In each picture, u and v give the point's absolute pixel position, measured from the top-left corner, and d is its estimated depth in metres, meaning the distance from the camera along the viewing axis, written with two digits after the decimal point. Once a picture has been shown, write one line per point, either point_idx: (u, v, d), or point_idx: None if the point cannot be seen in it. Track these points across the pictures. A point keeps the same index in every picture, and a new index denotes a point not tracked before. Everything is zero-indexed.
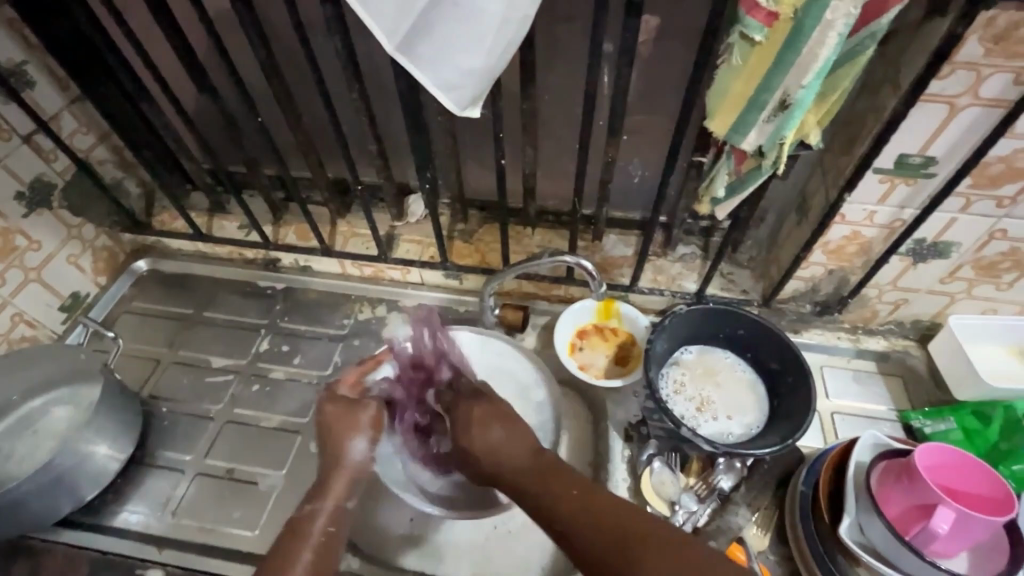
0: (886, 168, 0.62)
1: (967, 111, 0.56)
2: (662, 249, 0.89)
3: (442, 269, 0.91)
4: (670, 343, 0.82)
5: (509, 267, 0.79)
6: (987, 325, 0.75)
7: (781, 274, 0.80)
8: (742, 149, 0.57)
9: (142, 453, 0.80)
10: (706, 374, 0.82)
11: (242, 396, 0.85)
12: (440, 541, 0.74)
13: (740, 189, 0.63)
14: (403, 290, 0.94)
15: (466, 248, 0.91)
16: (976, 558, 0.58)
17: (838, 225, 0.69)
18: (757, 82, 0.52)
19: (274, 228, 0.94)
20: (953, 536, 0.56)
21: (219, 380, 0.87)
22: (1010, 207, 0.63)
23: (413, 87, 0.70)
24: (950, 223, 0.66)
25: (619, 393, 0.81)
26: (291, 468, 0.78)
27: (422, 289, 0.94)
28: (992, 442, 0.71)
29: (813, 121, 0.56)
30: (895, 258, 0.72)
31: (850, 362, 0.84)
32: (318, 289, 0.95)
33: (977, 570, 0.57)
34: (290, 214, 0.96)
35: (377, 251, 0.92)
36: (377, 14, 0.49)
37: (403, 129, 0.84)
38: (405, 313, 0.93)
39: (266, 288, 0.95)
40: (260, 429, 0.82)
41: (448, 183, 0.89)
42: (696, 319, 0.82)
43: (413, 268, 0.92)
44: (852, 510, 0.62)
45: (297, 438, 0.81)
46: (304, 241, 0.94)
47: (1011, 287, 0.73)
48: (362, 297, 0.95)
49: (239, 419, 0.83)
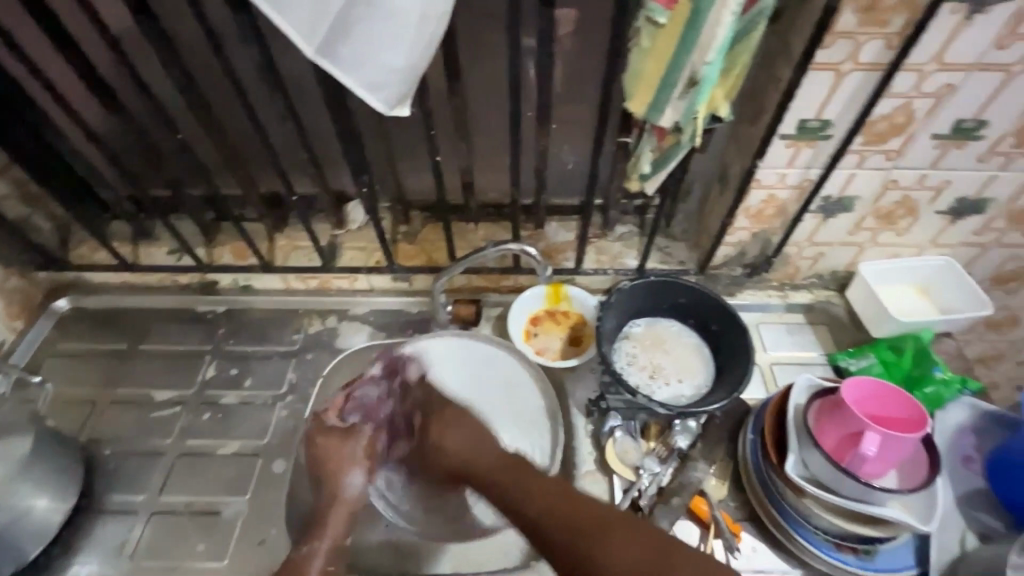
0: (790, 133, 0.67)
1: (851, 75, 0.61)
2: (601, 231, 0.93)
3: (389, 272, 0.91)
4: (618, 319, 0.85)
5: (456, 261, 0.80)
6: (892, 268, 0.84)
7: (711, 242, 0.85)
8: (661, 126, 0.60)
9: (88, 500, 0.77)
10: (655, 343, 0.86)
11: (193, 426, 0.82)
12: (417, 541, 0.74)
13: (665, 165, 0.66)
14: (351, 299, 0.94)
15: (410, 250, 0.92)
16: (908, 476, 0.63)
17: (756, 190, 0.75)
18: (666, 62, 0.55)
19: (207, 250, 0.93)
20: (882, 455, 0.62)
21: (165, 413, 0.84)
22: (898, 159, 0.70)
23: (337, 91, 0.69)
24: (850, 179, 0.73)
25: (575, 372, 0.84)
26: (254, 492, 0.77)
27: (371, 295, 0.93)
28: (906, 371, 0.79)
29: (721, 95, 0.59)
30: (809, 216, 0.78)
31: (782, 316, 0.91)
32: (263, 307, 0.93)
33: (907, 486, 0.63)
34: (223, 234, 0.93)
35: (320, 263, 0.91)
36: (293, 20, 0.50)
37: (333, 136, 0.84)
38: (356, 320, 0.92)
39: (205, 313, 0.92)
40: (216, 457, 0.80)
41: (386, 187, 0.89)
42: (640, 293, 0.86)
43: (359, 275, 0.92)
44: (795, 449, 0.67)
45: (256, 461, 0.79)
46: (242, 260, 0.92)
47: (909, 231, 0.81)
48: (310, 310, 0.93)
49: (193, 451, 0.80)
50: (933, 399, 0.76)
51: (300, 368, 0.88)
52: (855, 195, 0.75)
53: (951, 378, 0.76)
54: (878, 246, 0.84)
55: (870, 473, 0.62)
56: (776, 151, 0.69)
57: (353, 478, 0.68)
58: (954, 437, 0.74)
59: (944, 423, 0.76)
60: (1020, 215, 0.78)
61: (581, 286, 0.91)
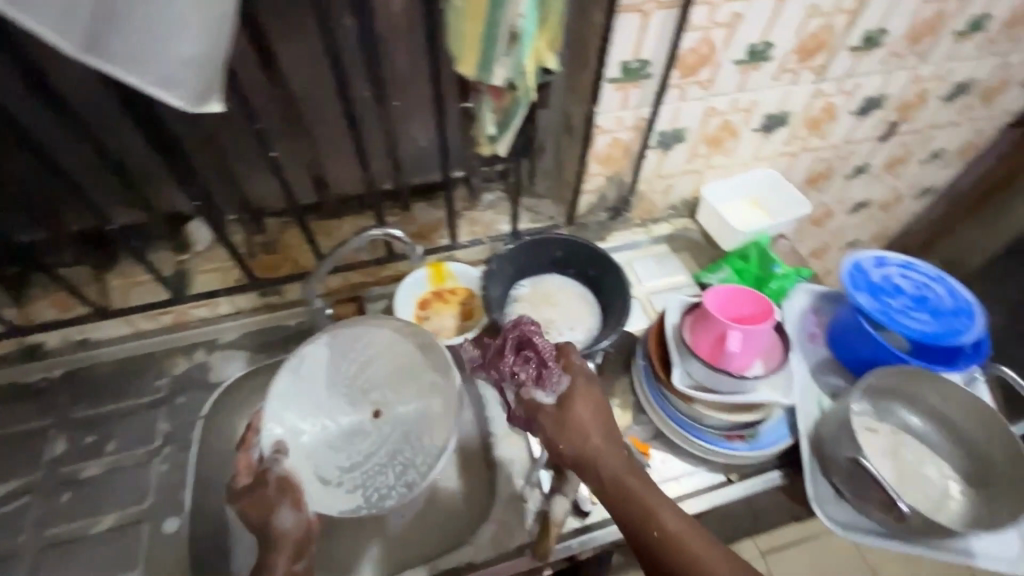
0: (617, 76, 0.71)
1: (656, 14, 0.66)
2: (470, 202, 0.93)
3: (253, 289, 0.83)
4: (503, 285, 0.87)
5: (322, 262, 0.74)
6: (728, 186, 0.95)
7: (573, 193, 0.89)
8: (495, 85, 0.60)
9: None
10: (543, 300, 0.89)
11: (52, 513, 0.71)
12: (349, 552, 0.76)
13: (508, 124, 0.66)
14: (217, 327, 0.85)
15: (274, 260, 0.85)
16: (771, 360, 0.72)
17: (600, 135, 0.79)
18: (483, 19, 0.55)
19: (19, 309, 0.78)
20: (747, 349, 0.69)
21: (10, 509, 0.71)
22: (711, 87, 0.78)
23: (135, 97, 0.61)
24: (677, 111, 0.79)
25: (473, 345, 0.85)
26: (146, 562, 0.68)
27: (240, 318, 0.85)
28: (755, 272, 0.89)
29: (545, 46, 0.60)
30: (651, 151, 0.84)
31: (650, 250, 0.99)
32: (111, 359, 0.81)
33: (771, 368, 0.72)
34: (40, 288, 0.80)
35: (169, 295, 0.81)
36: (39, 14, 0.41)
37: (148, 151, 0.74)
38: (227, 349, 0.84)
39: (36, 382, 0.78)
40: (89, 538, 0.69)
41: (232, 197, 0.81)
42: (519, 255, 0.88)
43: (218, 300, 0.82)
44: (678, 363, 0.73)
45: (142, 528, 0.70)
46: (68, 312, 0.79)
47: (734, 151, 0.91)
48: (171, 350, 0.83)
49: (57, 540, 0.69)
50: (779, 292, 0.87)
51: (178, 415, 0.79)
52: (685, 126, 0.83)
53: (788, 271, 0.87)
54: (712, 169, 0.94)
55: (741, 366, 0.70)
56: (609, 96, 0.73)
57: (285, 514, 0.62)
58: (800, 317, 0.85)
59: (790, 308, 0.86)
60: (814, 122, 0.91)
61: (462, 260, 0.91)
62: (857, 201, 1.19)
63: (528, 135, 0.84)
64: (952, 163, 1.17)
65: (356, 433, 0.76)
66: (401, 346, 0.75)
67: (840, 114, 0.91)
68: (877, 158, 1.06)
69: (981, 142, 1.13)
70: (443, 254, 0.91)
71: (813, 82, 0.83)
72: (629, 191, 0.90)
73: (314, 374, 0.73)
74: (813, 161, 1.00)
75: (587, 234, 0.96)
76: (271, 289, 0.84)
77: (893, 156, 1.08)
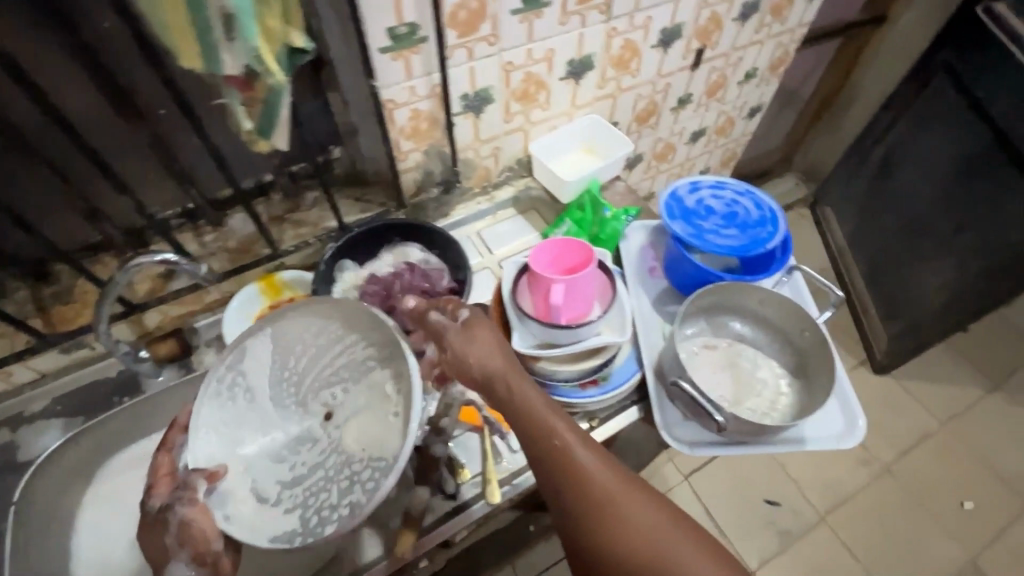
0: (386, 45, 0.67)
1: None
2: (293, 204, 0.88)
3: (51, 348, 0.74)
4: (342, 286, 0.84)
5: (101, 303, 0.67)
6: (554, 139, 0.95)
7: (395, 174, 0.85)
8: (232, 74, 0.55)
9: None
10: None
11: None
12: None
13: (272, 115, 0.61)
14: (18, 399, 0.75)
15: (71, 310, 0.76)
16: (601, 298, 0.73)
17: (396, 109, 0.75)
18: (183, 3, 0.48)
19: None
20: (574, 296, 0.69)
21: None
22: (499, 41, 0.76)
23: None
24: (472, 72, 0.77)
25: None
26: None
27: (47, 382, 0.76)
28: (591, 220, 0.89)
29: (279, 24, 0.55)
30: (460, 118, 0.82)
31: (497, 216, 0.98)
32: None
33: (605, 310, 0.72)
34: None
35: None
36: None
37: None
38: (39, 419, 0.75)
39: None
40: None
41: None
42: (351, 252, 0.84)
43: (11, 368, 0.73)
44: (518, 328, 0.73)
45: None
46: None
47: (550, 103, 0.90)
48: None
49: None
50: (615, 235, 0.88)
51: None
52: (487, 86, 0.81)
53: (620, 213, 0.89)
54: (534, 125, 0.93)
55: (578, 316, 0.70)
56: (387, 67, 0.70)
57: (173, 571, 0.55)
58: (637, 254, 0.87)
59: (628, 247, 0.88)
60: (620, 61, 0.92)
61: (294, 266, 0.86)
62: (694, 130, 1.23)
63: (328, 123, 0.79)
64: (770, 78, 1.24)
65: (301, 442, 0.62)
66: (352, 316, 0.60)
67: (643, 49, 0.92)
68: (696, 86, 1.10)
69: (788, 54, 1.20)
70: (271, 266, 0.85)
71: (604, 21, 0.83)
72: (453, 162, 0.88)
73: (252, 378, 0.62)
74: (634, 99, 1.02)
75: (426, 213, 0.93)
76: (74, 343, 0.75)
77: (712, 80, 1.12)
